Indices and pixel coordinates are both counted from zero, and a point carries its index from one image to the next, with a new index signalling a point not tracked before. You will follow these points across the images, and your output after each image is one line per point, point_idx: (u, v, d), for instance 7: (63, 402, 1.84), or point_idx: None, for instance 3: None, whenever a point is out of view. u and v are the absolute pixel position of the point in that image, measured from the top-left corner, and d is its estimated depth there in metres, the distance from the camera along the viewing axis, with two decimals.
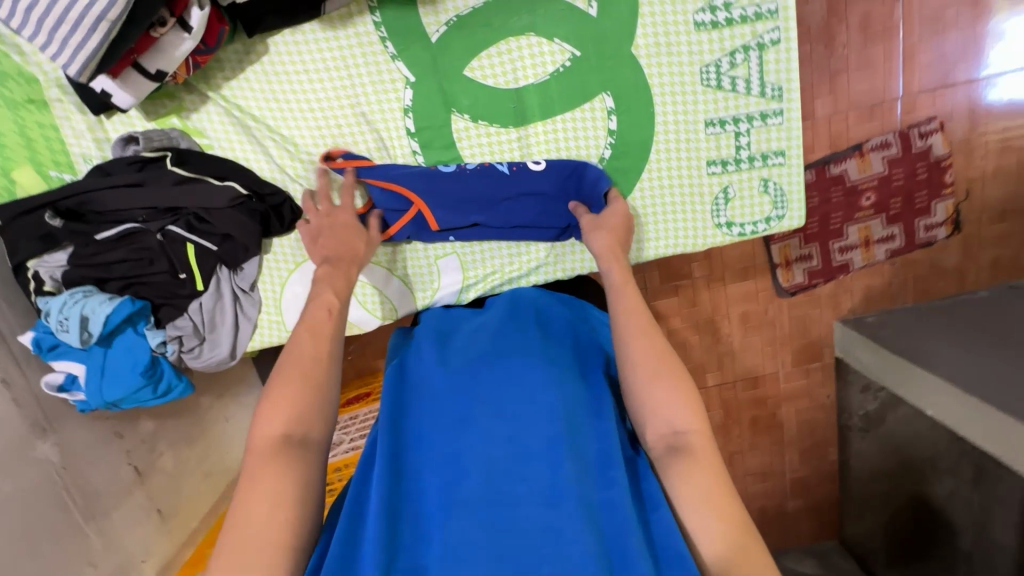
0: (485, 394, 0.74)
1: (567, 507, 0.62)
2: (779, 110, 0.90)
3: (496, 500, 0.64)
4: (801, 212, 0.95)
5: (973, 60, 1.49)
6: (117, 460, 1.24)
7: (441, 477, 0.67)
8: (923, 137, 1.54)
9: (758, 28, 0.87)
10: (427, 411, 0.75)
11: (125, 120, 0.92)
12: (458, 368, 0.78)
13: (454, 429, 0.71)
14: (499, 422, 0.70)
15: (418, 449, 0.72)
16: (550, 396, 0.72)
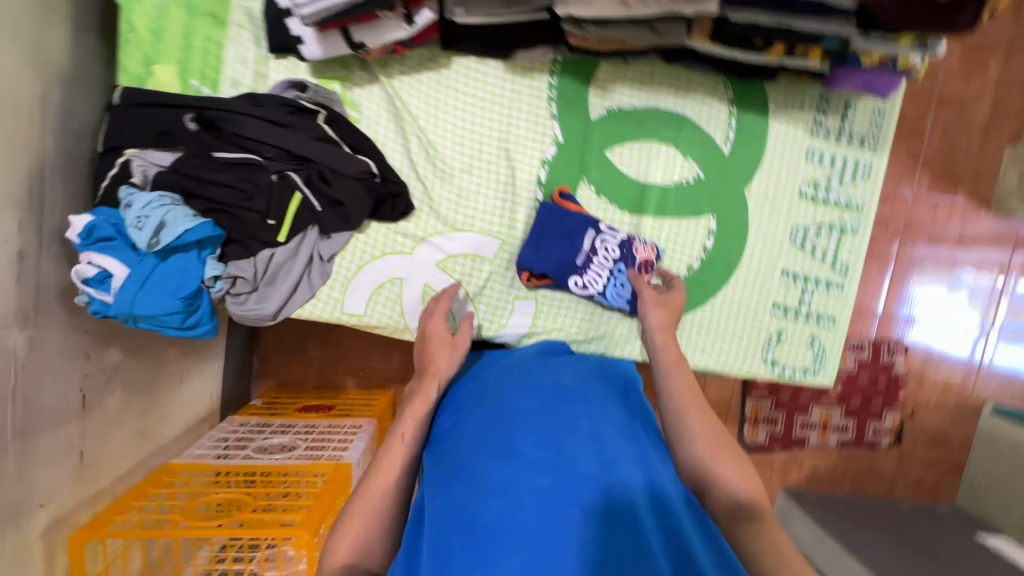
0: (524, 421, 0.73)
1: (625, 531, 0.58)
2: (841, 283, 1.05)
3: (552, 521, 0.59)
4: (833, 373, 1.07)
5: (936, 308, 1.77)
6: (71, 382, 1.10)
7: (491, 499, 0.63)
8: (891, 352, 1.77)
9: (843, 214, 1.04)
10: (472, 442, 0.73)
11: (290, 66, 0.95)
12: (498, 404, 0.77)
13: (495, 455, 0.68)
14: (542, 448, 0.68)
15: (463, 477, 0.68)
16: (590, 423, 0.72)
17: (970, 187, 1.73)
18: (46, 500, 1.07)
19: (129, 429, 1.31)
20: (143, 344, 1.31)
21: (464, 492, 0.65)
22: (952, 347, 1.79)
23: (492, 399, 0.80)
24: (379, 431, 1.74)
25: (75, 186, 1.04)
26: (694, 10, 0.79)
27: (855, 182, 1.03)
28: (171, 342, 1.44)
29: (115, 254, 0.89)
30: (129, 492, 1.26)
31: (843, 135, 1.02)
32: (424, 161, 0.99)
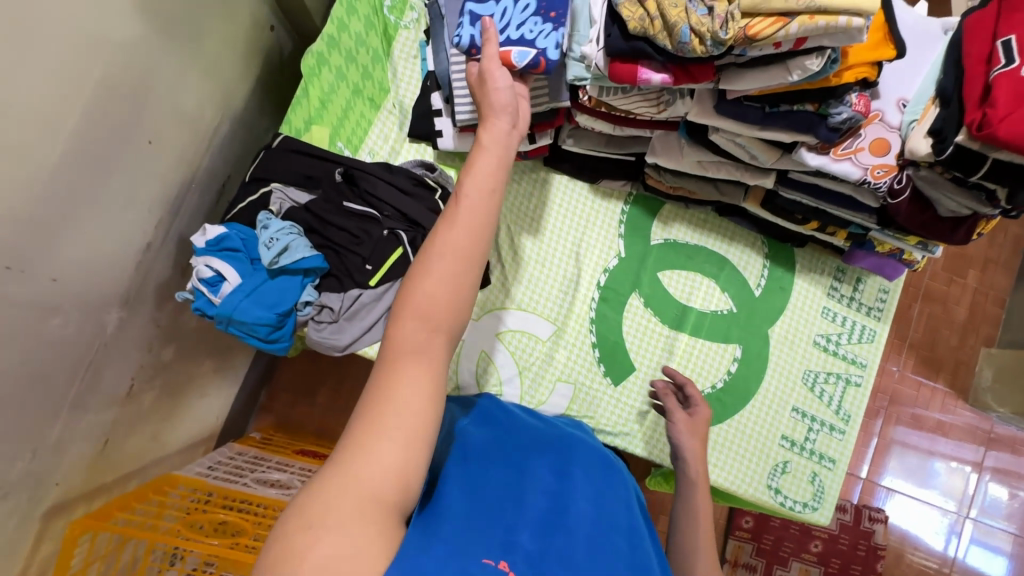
0: (582, 459, 0.83)
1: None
2: (843, 429, 1.18)
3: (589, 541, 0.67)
4: (829, 514, 1.16)
5: (914, 486, 1.86)
6: (129, 369, 1.15)
7: (543, 503, 0.71)
8: (872, 519, 1.81)
9: (849, 368, 1.20)
10: (528, 448, 0.82)
11: (420, 150, 1.17)
12: (555, 437, 0.88)
13: (556, 471, 0.78)
14: (591, 487, 0.77)
15: (516, 470, 0.76)
16: (627, 491, 0.82)
17: (950, 376, 1.92)
18: (62, 479, 1.07)
19: (148, 430, 1.32)
20: (189, 349, 1.38)
21: (524, 482, 0.73)
22: (929, 531, 1.85)
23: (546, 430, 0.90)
24: None
25: (202, 201, 1.19)
26: (755, 183, 1.02)
27: (859, 342, 1.20)
28: (209, 355, 1.50)
29: (231, 264, 1.01)
30: (130, 493, 1.25)
31: (854, 302, 1.21)
32: (506, 243, 1.17)
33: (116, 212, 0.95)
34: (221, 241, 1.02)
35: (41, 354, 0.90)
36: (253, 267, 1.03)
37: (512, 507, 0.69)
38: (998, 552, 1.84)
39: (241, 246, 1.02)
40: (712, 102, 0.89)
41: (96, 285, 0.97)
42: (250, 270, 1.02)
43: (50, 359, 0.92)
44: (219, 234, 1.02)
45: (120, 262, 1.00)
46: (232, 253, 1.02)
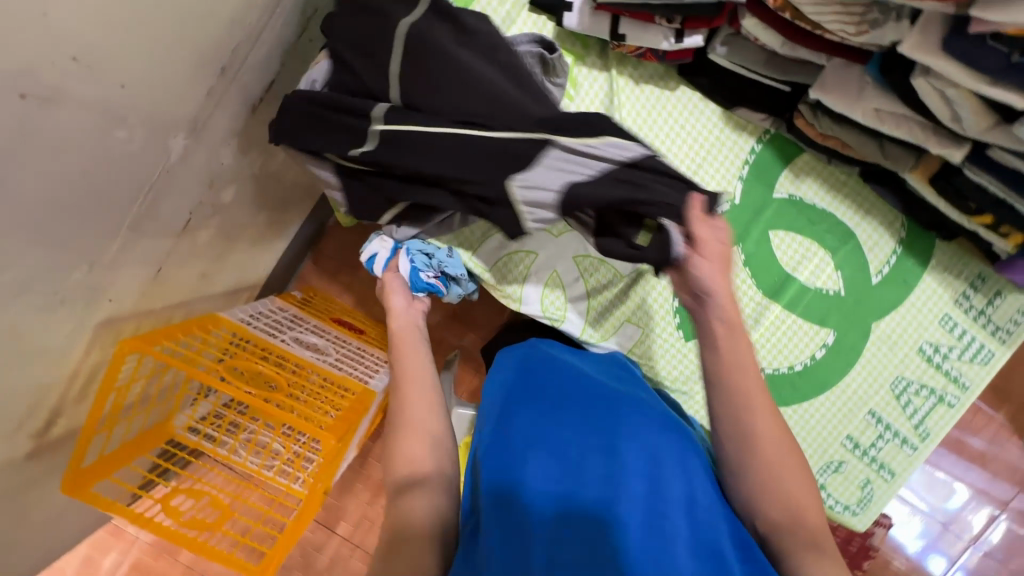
0: (629, 426, 0.74)
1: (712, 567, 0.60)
2: (915, 446, 1.08)
3: (647, 535, 0.61)
4: (867, 523, 1.10)
5: None
6: (188, 203, 1.10)
7: (595, 489, 0.64)
8: None
9: (947, 386, 1.06)
10: (565, 421, 0.74)
11: (537, 24, 0.99)
12: (592, 402, 0.78)
13: (603, 447, 0.70)
14: (645, 466, 0.69)
15: (555, 453, 0.69)
16: (685, 452, 0.74)
17: None
18: (115, 297, 1.06)
19: (199, 267, 1.30)
20: (249, 194, 1.32)
21: (567, 464, 0.67)
22: None
23: (590, 391, 0.81)
24: None
25: (283, 33, 1.06)
26: (937, 153, 0.83)
27: (970, 361, 1.05)
28: (266, 205, 1.45)
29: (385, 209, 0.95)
30: (176, 325, 1.25)
31: (983, 318, 1.04)
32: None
33: (195, 23, 0.84)
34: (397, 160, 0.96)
35: (106, 167, 0.84)
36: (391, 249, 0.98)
37: (560, 499, 0.63)
38: None
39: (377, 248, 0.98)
40: (939, 32, 0.69)
41: (164, 105, 0.88)
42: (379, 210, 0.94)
43: (113, 174, 0.86)
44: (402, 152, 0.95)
45: (191, 83, 0.90)
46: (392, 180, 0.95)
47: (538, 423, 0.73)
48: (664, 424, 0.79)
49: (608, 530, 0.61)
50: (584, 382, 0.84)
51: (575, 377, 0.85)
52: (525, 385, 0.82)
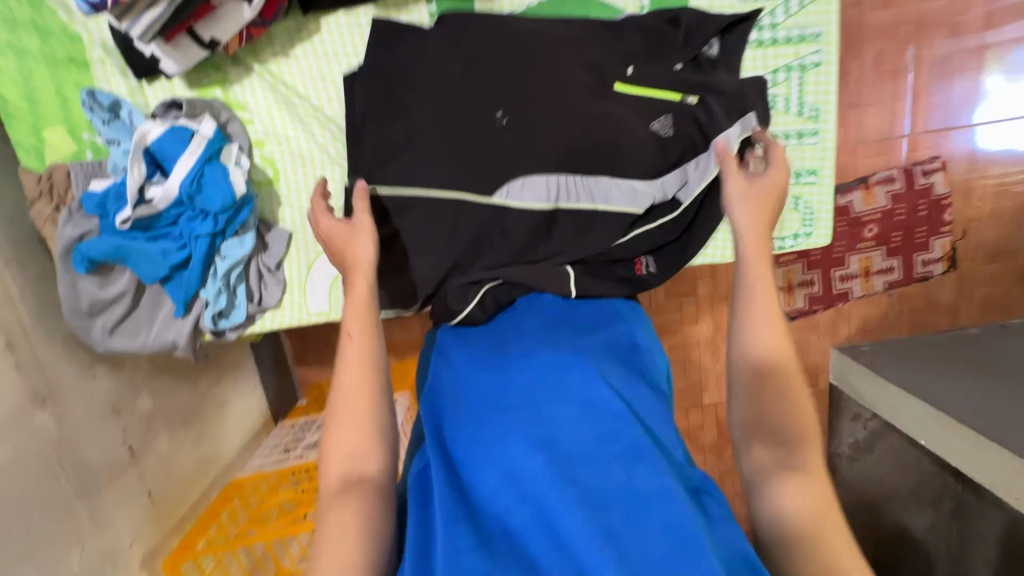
0: (527, 392, 0.70)
1: (622, 507, 0.59)
2: (815, 130, 0.94)
3: (545, 517, 0.59)
4: (828, 230, 0.97)
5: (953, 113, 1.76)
6: (114, 437, 1.19)
7: (497, 491, 0.62)
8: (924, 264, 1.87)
9: (799, 50, 0.91)
10: (467, 412, 0.70)
11: (167, 87, 0.90)
12: (488, 378, 0.74)
13: (499, 436, 0.66)
14: (544, 434, 0.65)
15: (463, 465, 0.65)
16: (586, 390, 0.69)
17: None
18: (133, 538, 1.20)
19: (190, 457, 1.41)
20: (175, 379, 1.40)
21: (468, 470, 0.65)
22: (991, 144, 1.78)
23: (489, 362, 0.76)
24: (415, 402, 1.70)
25: (37, 267, 1.07)
26: None
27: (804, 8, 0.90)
28: (202, 372, 1.51)
29: (131, 204, 0.85)
30: (206, 513, 1.36)
31: None
32: (327, 143, 0.95)
33: None
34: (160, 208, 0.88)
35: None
36: (112, 239, 0.88)
37: (466, 515, 0.61)
38: None
39: (104, 246, 0.87)
40: None
41: None
42: (138, 242, 0.89)
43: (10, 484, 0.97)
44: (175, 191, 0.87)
45: None
46: (171, 166, 0.86)
47: (444, 438, 0.69)
48: (560, 361, 0.73)
49: (515, 534, 0.59)
50: (479, 359, 0.78)
51: (474, 353, 0.79)
52: (432, 392, 0.75)
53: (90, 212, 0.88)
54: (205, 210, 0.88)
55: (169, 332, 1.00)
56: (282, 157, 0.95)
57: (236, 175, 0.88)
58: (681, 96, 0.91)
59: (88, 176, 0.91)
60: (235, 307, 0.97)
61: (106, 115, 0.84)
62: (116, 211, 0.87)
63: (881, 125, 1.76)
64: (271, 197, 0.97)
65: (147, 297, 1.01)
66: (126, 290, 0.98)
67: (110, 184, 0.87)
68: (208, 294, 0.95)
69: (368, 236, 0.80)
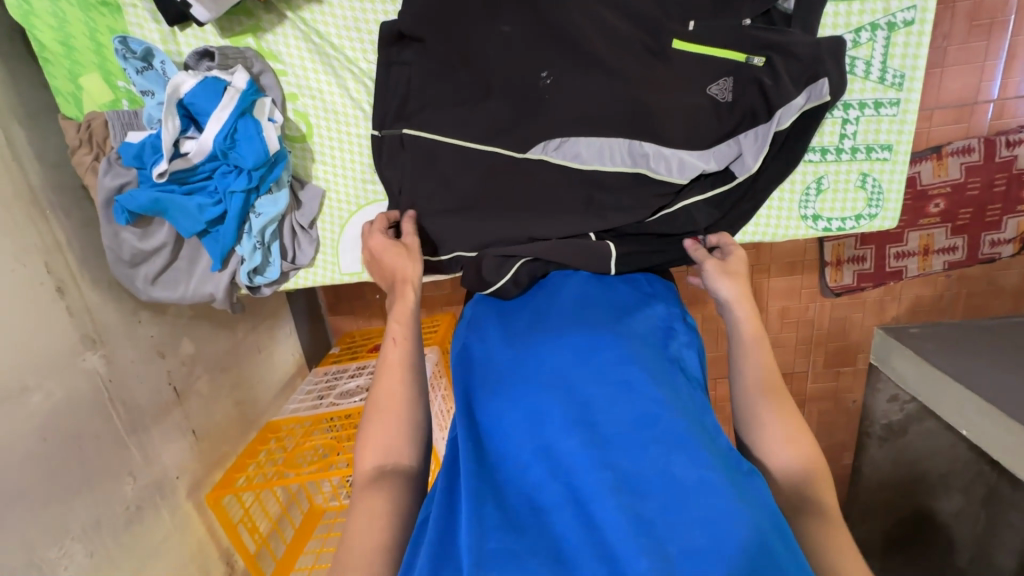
0: (560, 373, 0.69)
1: (661, 493, 0.55)
2: (895, 100, 0.84)
3: (575, 497, 0.57)
4: (896, 213, 0.89)
5: None
6: (159, 379, 1.25)
7: (527, 467, 0.61)
8: (992, 245, 1.71)
9: (891, 6, 0.80)
10: (498, 390, 0.70)
11: (198, 34, 0.86)
12: (521, 355, 0.73)
13: (529, 415, 0.65)
14: (576, 414, 0.63)
15: (492, 440, 0.66)
16: (621, 374, 0.67)
17: None
18: (179, 471, 1.29)
19: (229, 400, 1.48)
20: (215, 326, 1.45)
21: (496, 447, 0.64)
22: None
23: (523, 341, 0.76)
24: (443, 358, 1.72)
25: (82, 214, 1.10)
26: None
27: None
28: (239, 318, 1.56)
29: (167, 158, 0.84)
30: (244, 453, 1.44)
31: None
32: (360, 98, 0.91)
33: None
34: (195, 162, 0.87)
35: (54, 420, 1.01)
36: (150, 191, 0.87)
37: (494, 490, 0.60)
38: None
39: (143, 199, 0.87)
40: None
41: (44, 351, 1.01)
42: (175, 196, 0.88)
43: (67, 420, 1.04)
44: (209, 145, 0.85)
45: (46, 320, 1.01)
46: (204, 119, 0.84)
47: (475, 412, 0.70)
48: (595, 343, 0.72)
49: (543, 510, 0.57)
50: (511, 337, 0.78)
51: (507, 329, 0.79)
52: (464, 365, 0.76)
53: (128, 163, 0.87)
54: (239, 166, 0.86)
55: (208, 285, 1.01)
56: (316, 112, 0.92)
57: (269, 130, 0.86)
58: (745, 56, 0.81)
59: (124, 127, 0.90)
60: (270, 264, 0.97)
61: (139, 64, 0.82)
62: (152, 165, 0.86)
63: (965, 88, 1.58)
64: (305, 154, 0.95)
65: (185, 250, 1.02)
66: (165, 242, 0.98)
67: (146, 136, 0.86)
68: (243, 250, 0.95)
69: (416, 255, 0.85)
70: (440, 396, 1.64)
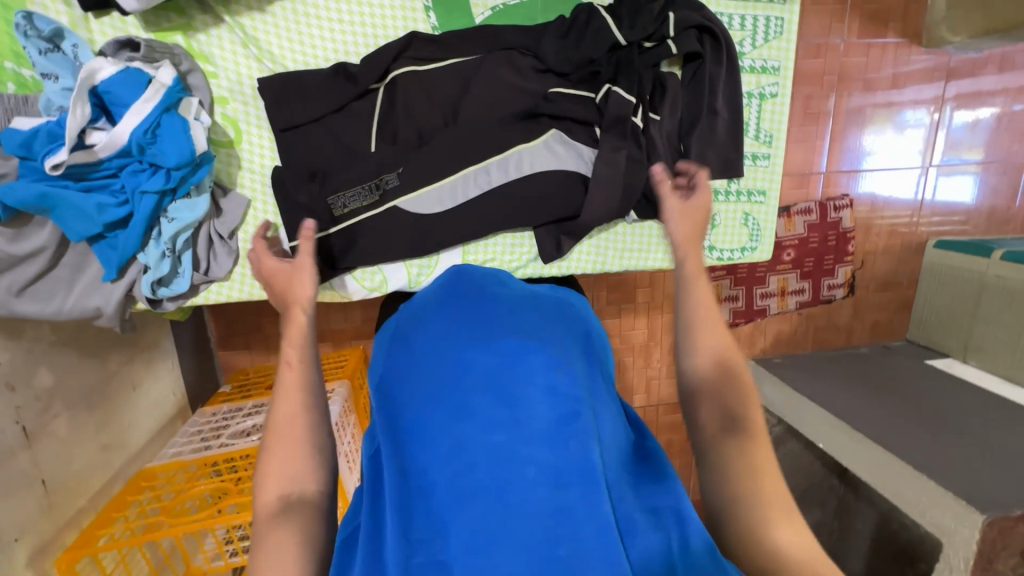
0: (482, 365, 0.70)
1: (579, 484, 0.62)
2: (767, 154, 1.03)
3: (498, 487, 0.61)
4: (771, 247, 1.08)
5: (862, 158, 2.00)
6: (4, 416, 1.04)
7: (446, 465, 0.63)
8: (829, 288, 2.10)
9: (761, 80, 0.99)
10: (420, 392, 0.70)
11: (118, 25, 0.81)
12: (443, 356, 0.72)
13: (451, 421, 0.66)
14: (495, 391, 0.68)
15: (416, 443, 0.67)
16: (545, 373, 0.69)
17: (900, 26, 1.89)
18: (19, 533, 1.05)
19: (92, 442, 1.26)
20: (81, 356, 1.25)
21: (420, 446, 0.66)
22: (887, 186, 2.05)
23: (440, 338, 0.75)
24: (353, 393, 1.65)
25: None
26: None
27: (768, 43, 0.97)
28: (113, 348, 1.36)
29: (68, 148, 0.75)
30: (111, 504, 1.23)
31: None
32: (278, 96, 0.86)
33: None
34: (100, 156, 0.78)
35: None
36: (39, 186, 0.77)
37: (418, 493, 0.63)
38: (951, 174, 2.07)
39: (26, 194, 0.76)
40: None
41: None
42: (70, 191, 0.79)
43: None
44: (122, 140, 0.78)
45: None
46: (121, 110, 0.77)
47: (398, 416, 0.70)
48: (520, 345, 0.72)
49: (462, 502, 0.61)
50: (436, 335, 0.76)
51: (431, 336, 0.77)
52: (389, 368, 0.76)
53: (10, 152, 0.76)
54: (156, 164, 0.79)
55: (93, 298, 0.89)
56: (247, 118, 0.89)
57: (196, 129, 0.80)
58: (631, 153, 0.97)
59: (7, 112, 0.78)
60: (178, 275, 0.89)
61: (44, 44, 0.74)
62: (45, 154, 0.76)
63: (803, 161, 1.97)
64: (230, 159, 0.90)
65: (69, 256, 0.89)
66: (45, 246, 0.85)
67: (41, 122, 0.75)
68: (148, 258, 0.86)
69: (312, 274, 0.80)
70: (350, 434, 1.56)
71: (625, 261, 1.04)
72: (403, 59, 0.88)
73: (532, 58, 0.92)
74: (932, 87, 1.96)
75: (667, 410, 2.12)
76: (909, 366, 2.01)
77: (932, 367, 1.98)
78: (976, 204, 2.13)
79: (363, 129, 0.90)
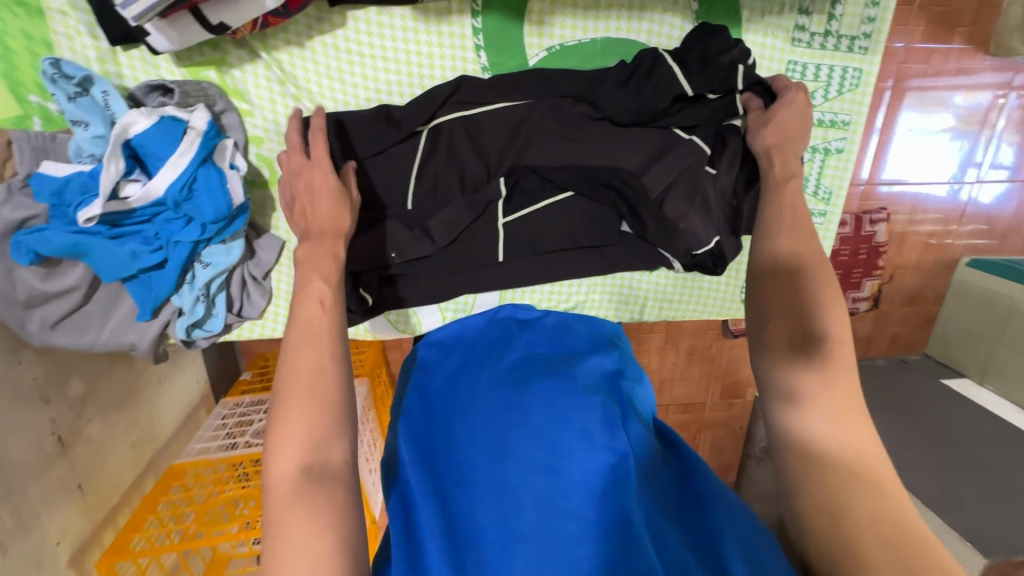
0: (522, 406, 0.69)
1: (625, 535, 0.57)
2: (824, 211, 0.97)
3: (545, 536, 0.58)
4: None
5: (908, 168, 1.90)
6: (40, 428, 1.06)
7: (490, 508, 0.62)
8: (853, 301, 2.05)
9: (829, 134, 0.92)
10: (461, 434, 0.69)
11: (148, 59, 0.75)
12: (485, 396, 0.72)
13: (494, 462, 0.65)
14: (536, 434, 0.66)
15: (461, 485, 0.65)
16: (582, 417, 0.67)
17: (971, 26, 1.72)
18: (60, 537, 1.09)
19: (123, 441, 1.29)
20: (109, 361, 1.26)
21: (464, 489, 0.65)
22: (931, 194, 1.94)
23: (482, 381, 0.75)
24: (371, 390, 1.66)
25: None
26: None
27: (842, 95, 0.90)
28: None
29: (102, 202, 0.71)
30: (144, 502, 1.28)
31: (830, 39, 0.87)
32: None
33: None
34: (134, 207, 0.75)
35: None
36: (71, 236, 0.74)
37: (466, 543, 0.61)
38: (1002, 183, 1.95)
39: (60, 244, 0.73)
40: None
41: None
42: (104, 240, 0.76)
43: None
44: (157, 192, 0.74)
45: None
46: (156, 161, 0.73)
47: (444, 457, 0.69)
48: (556, 383, 0.71)
49: (509, 550, 0.58)
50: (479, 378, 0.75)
51: (474, 376, 0.76)
52: (428, 409, 0.75)
53: (41, 200, 0.73)
54: (192, 216, 0.76)
55: (127, 334, 0.88)
56: None
57: (233, 179, 0.77)
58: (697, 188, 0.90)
59: (35, 153, 0.74)
60: (212, 316, 0.87)
61: (73, 89, 0.69)
62: (78, 205, 0.73)
63: None
64: (265, 200, 0.86)
65: (101, 292, 0.87)
66: (77, 284, 0.84)
67: (73, 171, 0.72)
68: (183, 303, 0.84)
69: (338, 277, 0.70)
70: (368, 432, 1.57)
71: (664, 310, 1.03)
72: (451, 104, 0.83)
73: (586, 106, 0.86)
74: (997, 74, 1.79)
75: (677, 410, 2.14)
76: (924, 385, 1.99)
77: (948, 388, 1.96)
78: (1016, 217, 2.02)
79: (402, 173, 0.85)
